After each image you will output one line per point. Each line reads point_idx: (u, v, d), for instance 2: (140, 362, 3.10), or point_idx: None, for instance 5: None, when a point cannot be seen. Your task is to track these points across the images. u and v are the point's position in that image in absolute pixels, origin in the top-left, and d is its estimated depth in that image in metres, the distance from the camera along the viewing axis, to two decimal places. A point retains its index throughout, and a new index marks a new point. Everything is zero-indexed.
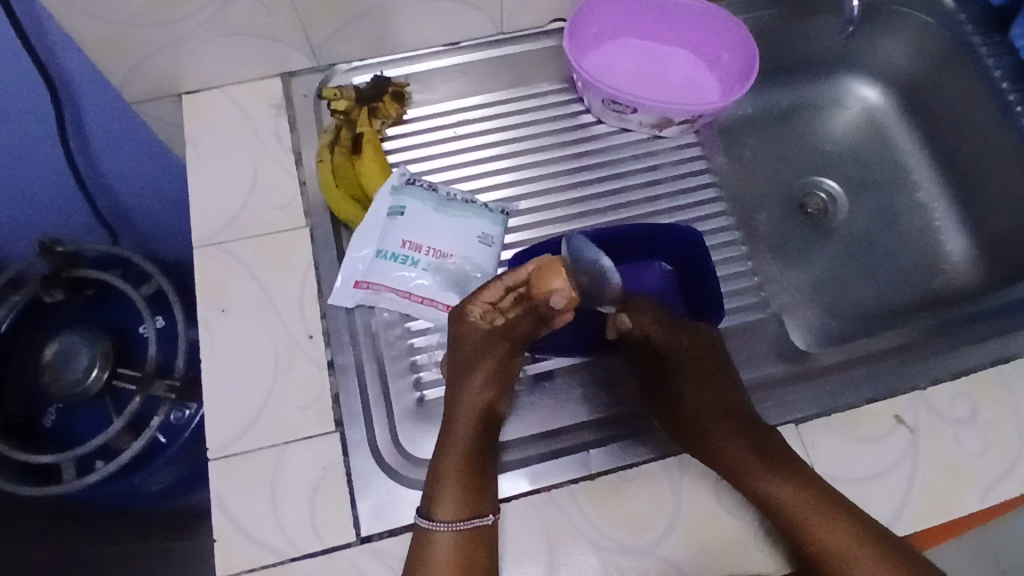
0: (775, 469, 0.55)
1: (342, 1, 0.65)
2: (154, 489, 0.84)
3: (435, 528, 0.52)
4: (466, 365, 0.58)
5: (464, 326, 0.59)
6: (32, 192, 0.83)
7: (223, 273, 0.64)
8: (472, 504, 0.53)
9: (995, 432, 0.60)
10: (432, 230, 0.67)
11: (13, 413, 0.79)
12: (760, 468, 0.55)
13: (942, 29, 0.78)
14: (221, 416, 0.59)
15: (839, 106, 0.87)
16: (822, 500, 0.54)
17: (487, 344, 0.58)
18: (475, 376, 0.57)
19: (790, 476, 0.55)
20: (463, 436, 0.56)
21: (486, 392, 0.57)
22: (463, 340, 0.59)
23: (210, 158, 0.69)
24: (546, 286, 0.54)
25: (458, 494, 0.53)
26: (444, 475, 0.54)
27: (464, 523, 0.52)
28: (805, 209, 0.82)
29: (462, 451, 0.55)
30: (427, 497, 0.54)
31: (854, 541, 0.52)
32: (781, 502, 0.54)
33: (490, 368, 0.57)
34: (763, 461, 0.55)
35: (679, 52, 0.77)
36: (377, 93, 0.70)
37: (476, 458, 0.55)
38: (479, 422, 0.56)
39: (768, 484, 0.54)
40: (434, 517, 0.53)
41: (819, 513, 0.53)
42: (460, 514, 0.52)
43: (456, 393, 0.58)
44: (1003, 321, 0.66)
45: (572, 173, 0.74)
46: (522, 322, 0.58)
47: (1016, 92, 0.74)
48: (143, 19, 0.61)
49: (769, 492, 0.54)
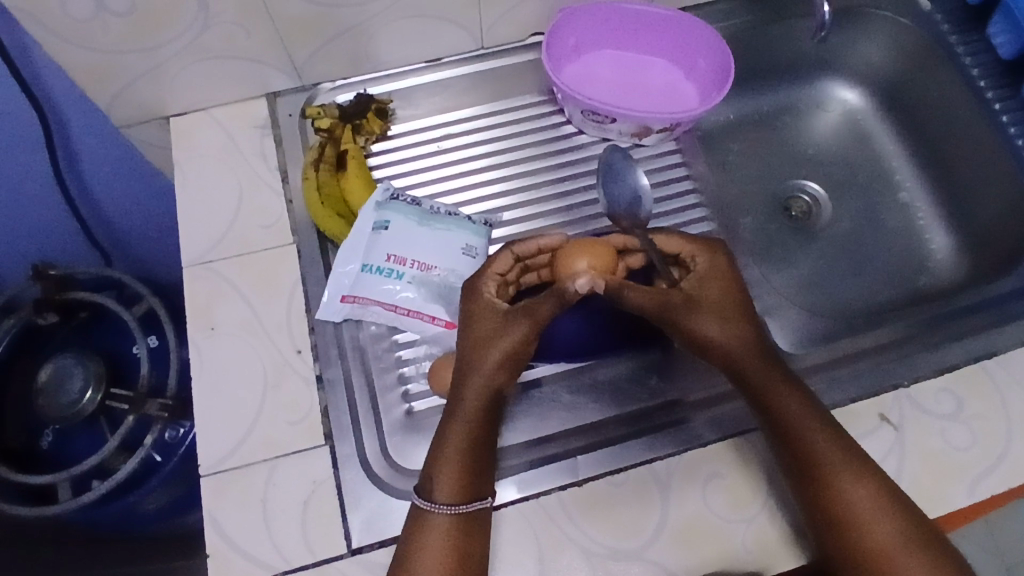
0: (791, 391, 0.56)
1: (322, 21, 0.66)
2: (149, 510, 0.85)
3: (430, 509, 0.52)
4: (478, 344, 0.57)
5: (478, 302, 0.59)
6: (25, 218, 0.84)
7: (211, 293, 0.65)
8: (468, 490, 0.53)
9: (982, 426, 0.60)
10: (416, 243, 0.67)
11: (11, 438, 0.80)
12: (779, 394, 0.56)
13: (918, 29, 0.79)
14: (212, 433, 0.59)
15: (820, 108, 0.88)
16: (830, 434, 0.55)
17: (501, 323, 0.57)
18: (488, 355, 0.56)
19: (803, 400, 0.56)
20: (469, 418, 0.55)
21: (496, 377, 0.56)
22: (477, 318, 0.58)
23: (197, 179, 0.70)
24: (572, 266, 0.59)
25: (456, 477, 0.53)
26: (443, 458, 0.54)
27: (461, 508, 0.52)
28: (789, 211, 0.83)
29: (466, 435, 0.54)
30: (427, 477, 0.54)
31: (854, 481, 0.53)
32: (793, 426, 0.55)
33: (503, 351, 0.56)
34: (799, 411, 0.55)
35: (657, 61, 0.79)
36: (360, 110, 0.72)
37: (479, 445, 0.54)
38: (486, 403, 0.56)
39: (783, 403, 0.56)
40: (431, 498, 0.53)
41: (825, 446, 0.54)
42: (456, 498, 0.53)
43: (464, 371, 0.57)
44: (987, 316, 0.66)
45: (555, 183, 0.75)
46: (548, 306, 0.57)
47: (994, 89, 0.75)
48: (128, 45, 0.62)
49: (782, 412, 0.55)
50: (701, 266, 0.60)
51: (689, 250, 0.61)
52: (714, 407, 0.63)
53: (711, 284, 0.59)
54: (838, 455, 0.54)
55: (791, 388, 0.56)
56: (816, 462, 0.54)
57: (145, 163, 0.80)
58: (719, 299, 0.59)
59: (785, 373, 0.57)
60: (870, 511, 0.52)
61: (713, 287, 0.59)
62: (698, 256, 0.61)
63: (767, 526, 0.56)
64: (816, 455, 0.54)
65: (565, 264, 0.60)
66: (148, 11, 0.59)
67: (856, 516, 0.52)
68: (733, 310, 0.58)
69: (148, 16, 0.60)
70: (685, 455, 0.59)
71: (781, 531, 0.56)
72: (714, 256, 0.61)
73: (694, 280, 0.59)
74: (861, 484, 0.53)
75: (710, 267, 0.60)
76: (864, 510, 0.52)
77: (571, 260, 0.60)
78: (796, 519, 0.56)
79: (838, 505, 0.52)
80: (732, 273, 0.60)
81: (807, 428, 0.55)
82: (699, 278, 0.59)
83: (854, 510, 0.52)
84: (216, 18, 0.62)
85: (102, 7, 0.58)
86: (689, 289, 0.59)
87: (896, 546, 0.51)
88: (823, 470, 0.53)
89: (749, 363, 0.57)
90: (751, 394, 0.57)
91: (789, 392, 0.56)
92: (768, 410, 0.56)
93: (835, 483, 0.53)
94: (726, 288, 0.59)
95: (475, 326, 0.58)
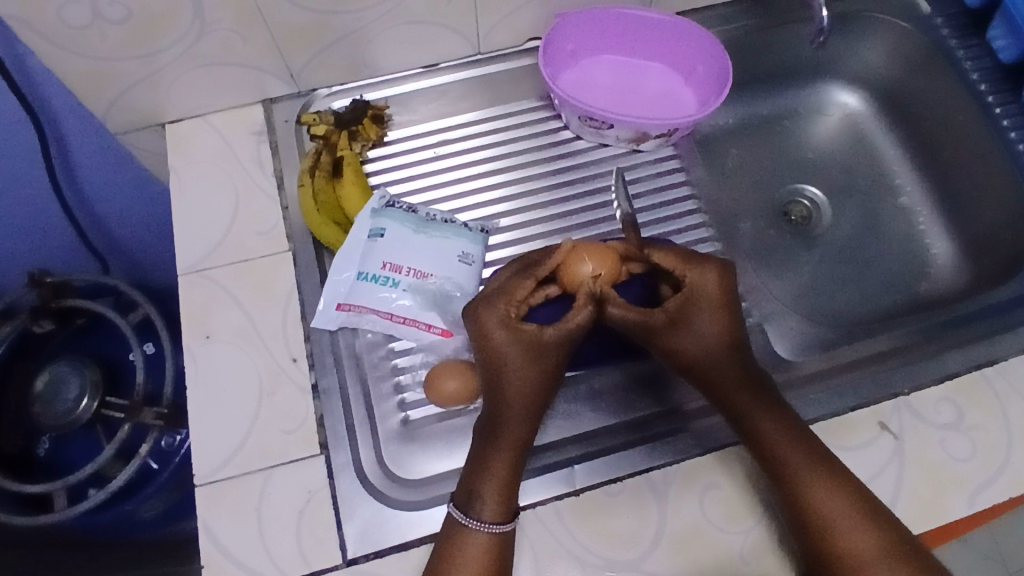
0: (767, 409, 0.56)
1: (319, 28, 0.66)
2: (145, 517, 0.85)
3: (475, 527, 0.52)
4: (517, 362, 0.56)
5: (508, 320, 0.57)
6: (22, 226, 0.84)
7: (205, 301, 0.65)
8: (512, 505, 0.54)
9: (982, 436, 0.59)
10: (412, 251, 0.67)
11: (9, 446, 0.80)
12: (758, 413, 0.56)
13: (919, 33, 0.79)
14: (206, 443, 0.59)
15: (819, 112, 0.88)
16: (803, 449, 0.55)
17: (541, 341, 0.56)
18: (528, 372, 0.56)
19: (780, 418, 0.56)
20: (508, 434, 0.55)
21: (533, 392, 0.56)
22: (504, 334, 0.57)
23: (192, 186, 0.70)
24: (578, 271, 0.59)
25: (499, 494, 0.53)
26: (488, 476, 0.54)
27: (510, 524, 0.53)
28: (789, 216, 0.82)
29: (510, 452, 0.55)
30: (467, 497, 0.53)
31: (829, 495, 0.53)
32: (767, 444, 0.55)
33: (544, 368, 0.57)
34: (784, 432, 0.55)
35: (655, 66, 0.78)
36: (357, 116, 0.72)
37: (521, 462, 0.55)
38: (523, 417, 0.56)
39: (758, 421, 0.56)
40: (478, 517, 0.52)
41: (800, 461, 0.54)
42: (504, 515, 0.53)
43: (501, 388, 0.56)
44: (987, 324, 0.66)
45: (553, 189, 0.75)
46: (580, 317, 0.57)
47: (995, 94, 0.75)
48: (124, 53, 0.62)
49: (756, 430, 0.56)
50: (689, 285, 0.59)
51: (682, 269, 0.60)
52: (712, 416, 0.63)
53: (701, 302, 0.59)
54: (812, 470, 0.54)
55: (767, 405, 0.56)
56: (793, 477, 0.54)
57: (142, 170, 0.80)
58: (710, 317, 0.59)
59: (766, 391, 0.57)
60: (846, 525, 0.52)
61: (703, 305, 0.59)
62: (688, 274, 0.60)
63: (765, 536, 0.56)
64: (792, 470, 0.54)
65: (570, 270, 0.59)
66: (144, 19, 0.59)
67: (832, 530, 0.52)
68: (720, 328, 0.59)
69: (144, 24, 0.60)
70: (683, 465, 0.58)
71: (779, 541, 0.56)
72: (709, 273, 0.59)
73: (681, 298, 0.59)
74: (837, 498, 0.52)
75: (704, 284, 0.59)
76: (841, 525, 0.52)
77: (576, 265, 0.59)
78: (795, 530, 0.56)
79: (814, 519, 0.52)
80: (726, 287, 0.59)
81: (782, 444, 0.55)
82: (686, 297, 0.59)
83: (830, 524, 0.52)
84: (213, 25, 0.62)
85: (98, 14, 0.58)
86: (673, 309, 0.59)
87: (873, 558, 0.50)
88: (799, 485, 0.53)
89: (730, 380, 0.57)
90: (729, 412, 0.57)
91: (766, 411, 0.56)
92: (744, 427, 0.56)
93: (811, 497, 0.53)
94: (717, 305, 0.59)
95: (506, 345, 0.57)
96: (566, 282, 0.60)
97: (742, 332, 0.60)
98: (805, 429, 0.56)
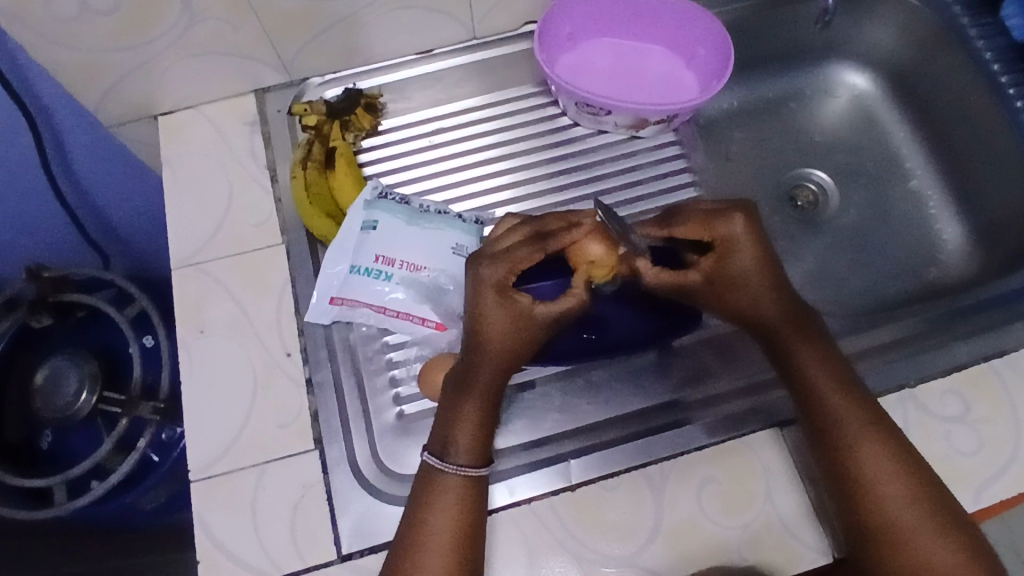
0: (811, 344, 0.55)
1: (308, 16, 0.64)
2: (147, 509, 0.85)
3: (449, 471, 0.52)
4: (500, 324, 0.53)
5: (503, 285, 0.54)
6: (20, 220, 0.84)
7: (200, 295, 0.64)
8: (485, 452, 0.54)
9: (989, 430, 0.58)
10: (405, 243, 0.66)
11: (9, 438, 0.81)
12: (802, 352, 0.55)
13: (929, 10, 0.76)
14: (200, 439, 0.59)
15: (827, 94, 0.85)
16: (846, 393, 0.53)
17: (530, 314, 0.54)
18: (512, 334, 0.53)
19: (819, 351, 0.55)
20: (484, 391, 0.54)
21: (513, 350, 0.54)
22: (488, 301, 0.54)
23: (185, 177, 0.69)
24: (584, 252, 0.57)
25: (471, 442, 0.53)
26: (460, 425, 0.53)
27: (485, 468, 0.53)
28: (794, 201, 0.80)
29: (484, 403, 0.54)
30: (439, 440, 0.53)
31: (864, 441, 0.52)
32: (805, 379, 0.54)
33: (528, 337, 0.54)
34: (833, 376, 0.54)
35: (655, 49, 0.76)
36: (349, 106, 0.70)
37: (494, 413, 0.55)
38: (501, 372, 0.54)
39: (799, 355, 0.55)
40: (452, 461, 0.52)
41: (850, 417, 0.53)
42: (478, 460, 0.53)
43: (481, 345, 0.54)
44: (999, 313, 0.64)
45: (550, 178, 0.73)
46: (573, 304, 0.55)
47: (1009, 75, 0.71)
48: (112, 44, 0.61)
49: (796, 361, 0.55)
50: (721, 240, 0.55)
51: (708, 232, 0.55)
52: (711, 408, 0.62)
53: (735, 256, 0.55)
54: (846, 404, 0.53)
55: (807, 338, 0.55)
56: (834, 428, 0.53)
57: (136, 162, 0.79)
58: (750, 267, 0.55)
59: (818, 333, 0.56)
60: (885, 477, 0.50)
61: (739, 256, 0.55)
62: (716, 231, 0.55)
63: (765, 529, 0.55)
64: (829, 412, 0.53)
65: (580, 251, 0.57)
66: (129, 11, 0.58)
67: (868, 486, 0.50)
68: (761, 275, 0.55)
69: (131, 15, 0.59)
70: (683, 458, 0.58)
71: (781, 535, 0.55)
72: (736, 224, 0.55)
73: (715, 257, 0.55)
74: (880, 450, 0.51)
75: (736, 238, 0.55)
76: (874, 472, 0.51)
77: (584, 247, 0.57)
78: (794, 524, 0.55)
79: (842, 469, 0.51)
80: (756, 231, 0.55)
81: (827, 393, 0.54)
82: (718, 255, 0.55)
83: (867, 484, 0.50)
84: (201, 14, 0.61)
85: (84, 6, 0.57)
86: (708, 268, 0.55)
87: (904, 511, 0.49)
88: (834, 428, 0.52)
89: (777, 325, 0.56)
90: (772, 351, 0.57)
91: (806, 345, 0.55)
92: (785, 362, 0.56)
93: (853, 451, 0.51)
94: (753, 256, 0.55)
95: (495, 308, 0.54)
96: (574, 262, 0.58)
97: (785, 275, 0.56)
98: (851, 374, 0.55)
